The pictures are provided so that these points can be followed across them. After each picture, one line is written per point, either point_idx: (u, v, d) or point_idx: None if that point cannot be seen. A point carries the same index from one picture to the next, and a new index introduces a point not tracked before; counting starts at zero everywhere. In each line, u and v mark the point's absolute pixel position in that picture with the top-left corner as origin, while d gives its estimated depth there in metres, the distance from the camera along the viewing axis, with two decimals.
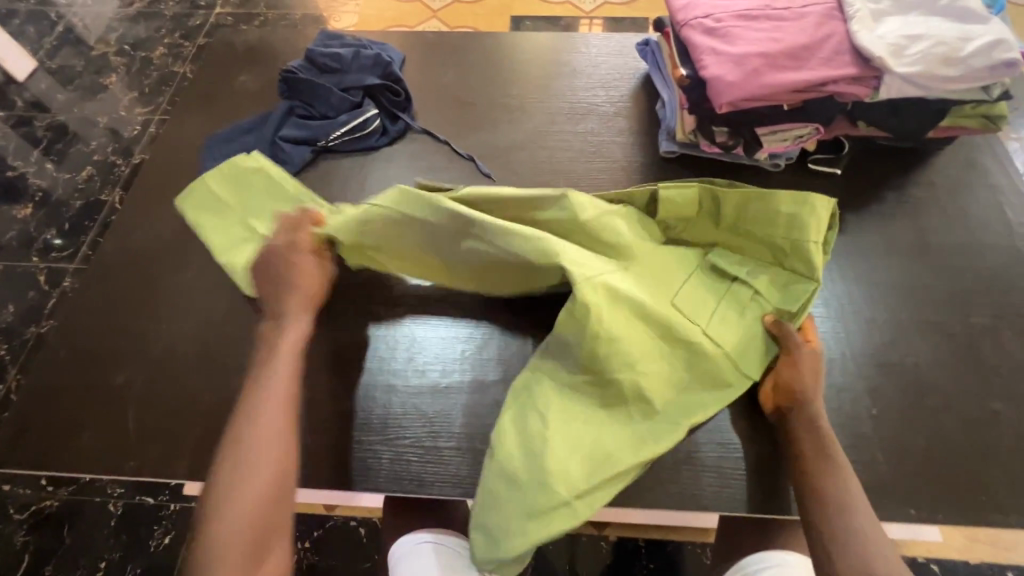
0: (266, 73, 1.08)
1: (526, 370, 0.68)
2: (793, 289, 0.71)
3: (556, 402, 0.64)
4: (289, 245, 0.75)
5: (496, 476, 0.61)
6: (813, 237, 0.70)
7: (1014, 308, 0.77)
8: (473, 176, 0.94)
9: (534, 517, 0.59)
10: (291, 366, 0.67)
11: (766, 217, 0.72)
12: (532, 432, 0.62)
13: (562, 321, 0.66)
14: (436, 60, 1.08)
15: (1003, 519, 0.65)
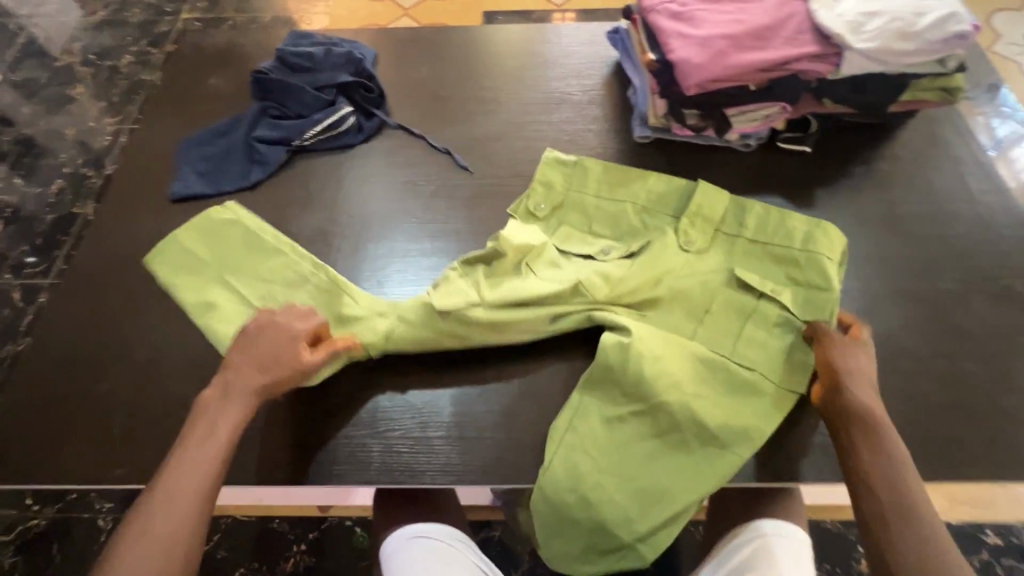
0: (238, 75, 1.07)
1: (573, 403, 0.70)
2: (812, 299, 0.72)
3: (598, 437, 0.68)
4: (290, 334, 0.69)
5: (555, 519, 0.66)
6: (827, 255, 0.74)
7: (979, 272, 0.80)
8: (451, 169, 0.94)
9: (599, 555, 0.66)
10: (252, 390, 0.66)
11: (782, 234, 0.77)
12: (572, 471, 0.66)
13: (598, 365, 0.70)
14: (409, 56, 1.09)
15: (977, 472, 0.68)
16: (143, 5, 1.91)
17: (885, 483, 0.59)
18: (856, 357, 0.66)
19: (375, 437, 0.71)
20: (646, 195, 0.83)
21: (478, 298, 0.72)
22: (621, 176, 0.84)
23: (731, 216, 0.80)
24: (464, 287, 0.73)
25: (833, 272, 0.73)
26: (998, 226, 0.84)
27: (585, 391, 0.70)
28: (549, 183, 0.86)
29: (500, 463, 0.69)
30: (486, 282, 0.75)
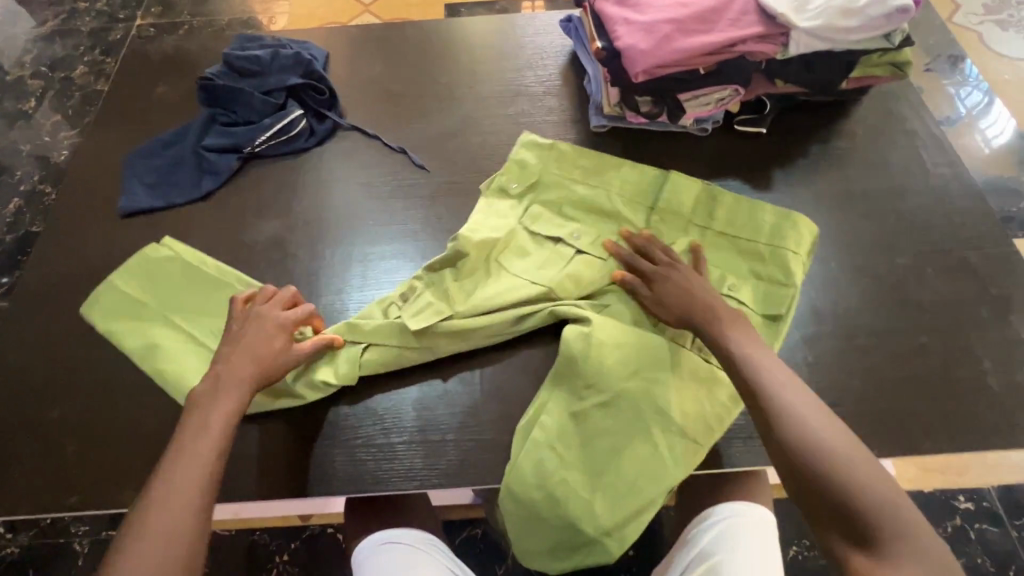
0: (185, 82, 1.04)
1: (541, 396, 0.69)
2: (774, 293, 0.73)
3: (566, 432, 0.67)
4: (274, 320, 0.69)
5: (521, 515, 0.65)
6: (794, 248, 0.75)
7: (933, 246, 0.81)
8: (407, 169, 0.93)
9: (569, 551, 0.65)
10: (243, 378, 0.65)
11: (754, 225, 0.77)
12: (540, 465, 0.65)
13: (562, 364, 0.69)
14: (361, 54, 1.06)
15: (935, 445, 0.68)
16: (95, 12, 1.85)
17: (778, 421, 0.60)
18: (688, 293, 0.70)
19: (339, 443, 0.70)
20: (620, 183, 0.82)
21: (450, 312, 0.73)
22: (598, 167, 0.84)
23: (701, 208, 0.79)
24: (438, 301, 0.73)
25: (795, 267, 0.74)
26: (952, 198, 0.85)
27: (552, 383, 0.69)
28: (524, 163, 0.85)
29: (464, 467, 0.69)
30: (454, 287, 0.75)
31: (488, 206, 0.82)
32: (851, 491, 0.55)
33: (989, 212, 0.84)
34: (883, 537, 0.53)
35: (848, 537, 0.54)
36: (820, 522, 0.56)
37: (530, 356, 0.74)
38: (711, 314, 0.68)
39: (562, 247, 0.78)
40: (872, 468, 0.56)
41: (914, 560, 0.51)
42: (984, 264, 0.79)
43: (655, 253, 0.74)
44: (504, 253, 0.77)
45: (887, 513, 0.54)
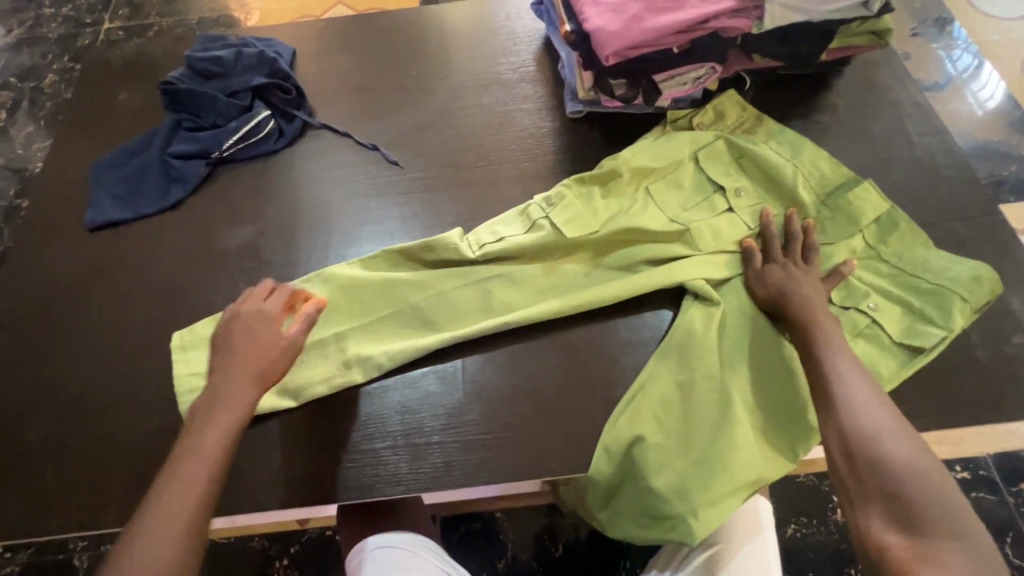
0: (148, 86, 1.01)
1: (650, 362, 0.70)
2: (922, 329, 0.69)
3: (665, 404, 0.67)
4: (258, 314, 0.68)
5: (607, 490, 0.68)
6: (965, 296, 0.68)
7: (919, 218, 0.79)
8: (380, 165, 0.90)
9: (652, 521, 0.65)
10: (246, 377, 0.64)
11: (922, 262, 0.72)
12: (637, 433, 0.66)
13: (678, 339, 0.70)
14: (329, 49, 1.03)
15: (927, 422, 0.67)
16: (61, 18, 1.80)
17: (840, 404, 0.59)
18: (789, 280, 0.69)
19: (336, 445, 0.69)
20: (810, 165, 0.79)
21: (597, 230, 0.76)
22: (796, 140, 0.81)
23: (875, 226, 0.75)
24: (589, 218, 0.76)
25: (956, 310, 0.68)
26: (938, 167, 0.83)
27: (660, 356, 0.70)
28: (721, 112, 0.83)
29: (447, 471, 0.67)
30: (600, 206, 0.78)
31: (666, 134, 0.82)
32: (903, 477, 0.53)
33: (976, 181, 0.82)
34: (926, 527, 0.51)
35: (890, 520, 0.52)
36: (859, 501, 0.55)
37: (514, 353, 0.73)
38: (801, 301, 0.67)
39: (716, 198, 0.78)
40: (928, 461, 0.55)
41: (960, 554, 0.49)
42: (970, 235, 0.78)
43: (794, 233, 0.72)
44: (661, 184, 0.79)
45: (935, 504, 0.52)
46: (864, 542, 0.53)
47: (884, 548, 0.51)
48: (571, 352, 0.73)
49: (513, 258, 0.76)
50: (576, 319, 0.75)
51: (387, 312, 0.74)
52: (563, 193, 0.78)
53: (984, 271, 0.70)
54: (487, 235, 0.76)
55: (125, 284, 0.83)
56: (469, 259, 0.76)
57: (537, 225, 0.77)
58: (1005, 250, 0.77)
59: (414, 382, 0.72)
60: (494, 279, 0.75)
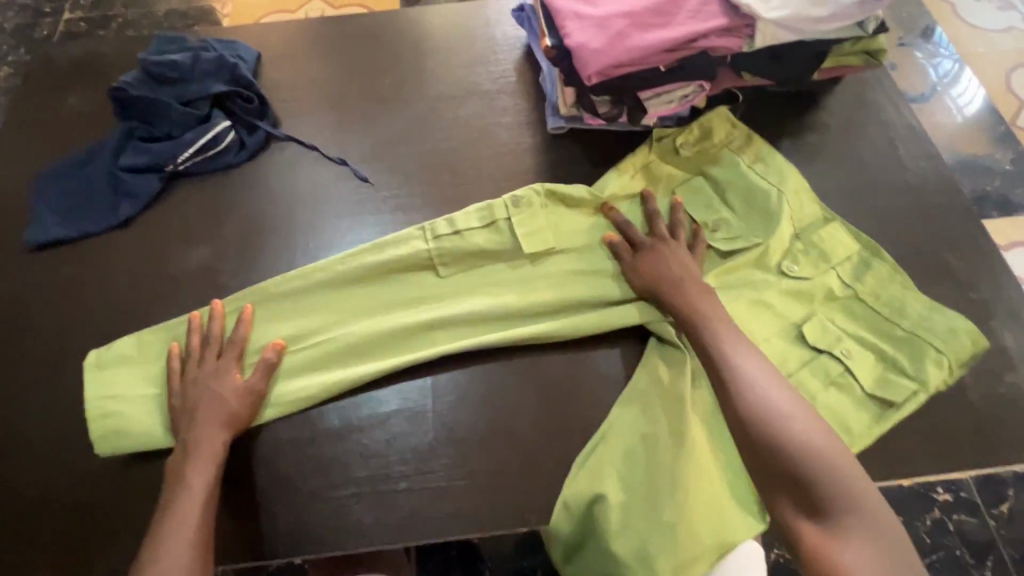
0: (99, 90, 0.93)
1: (612, 414, 0.67)
2: (894, 379, 0.67)
3: (630, 457, 0.65)
4: (215, 372, 0.66)
5: (572, 550, 0.66)
6: (939, 347, 0.67)
7: (910, 248, 0.77)
8: (349, 182, 0.85)
9: None
10: (217, 433, 0.63)
11: (898, 306, 0.70)
12: (597, 492, 0.63)
13: (642, 388, 0.68)
14: (296, 53, 0.96)
15: (916, 468, 0.65)
16: None
17: (737, 395, 0.60)
18: (664, 266, 0.69)
19: (287, 497, 0.64)
20: (795, 197, 0.76)
21: (555, 246, 0.74)
22: (781, 169, 0.77)
23: (848, 264, 0.73)
24: (547, 232, 0.74)
25: (929, 360, 0.67)
26: (929, 194, 0.80)
27: (622, 406, 0.67)
28: (708, 130, 0.79)
29: (411, 522, 0.63)
30: (564, 215, 0.75)
31: (646, 153, 0.78)
32: (805, 460, 0.56)
33: (967, 209, 0.79)
34: (832, 508, 0.54)
35: (799, 505, 0.55)
36: (773, 490, 0.57)
37: (486, 395, 0.68)
38: (683, 286, 0.68)
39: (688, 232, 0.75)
40: (823, 436, 0.57)
41: (860, 526, 0.53)
42: (960, 267, 0.75)
43: (677, 224, 0.73)
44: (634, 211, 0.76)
45: (838, 484, 0.55)
46: (787, 531, 0.55)
47: (802, 538, 0.54)
48: (547, 390, 0.68)
49: (473, 257, 0.73)
50: (553, 353, 0.71)
51: (328, 337, 0.70)
52: (531, 199, 0.74)
53: (962, 324, 0.68)
54: (442, 225, 0.73)
55: (66, 310, 0.76)
56: (427, 272, 0.73)
57: (499, 225, 0.74)
58: (996, 283, 0.75)
59: (377, 421, 0.67)
60: (446, 300, 0.72)
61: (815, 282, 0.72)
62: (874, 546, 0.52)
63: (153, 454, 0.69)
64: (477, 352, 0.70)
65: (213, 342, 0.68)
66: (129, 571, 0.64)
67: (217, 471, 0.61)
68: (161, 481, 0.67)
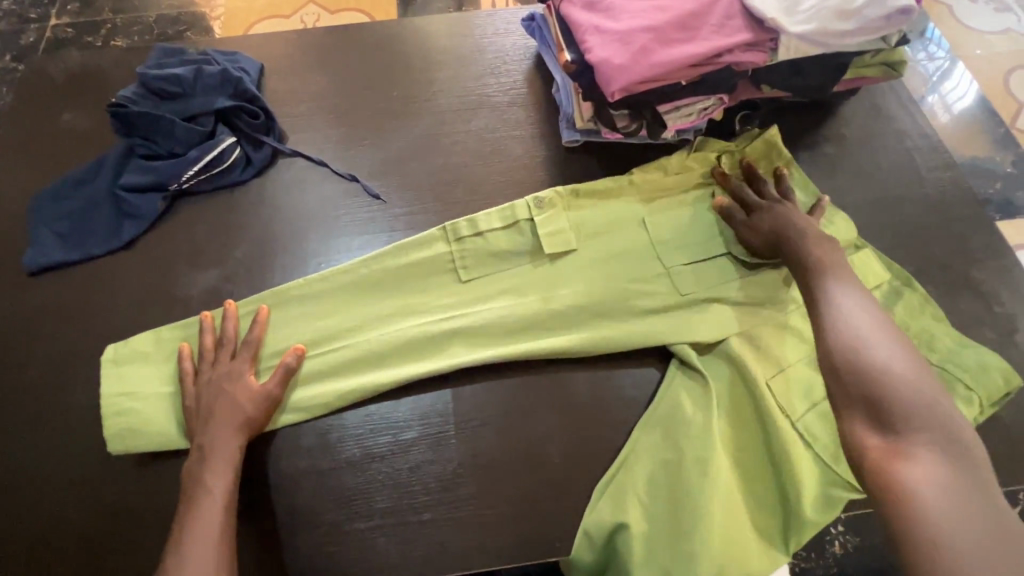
0: (96, 104, 0.90)
1: (634, 434, 0.65)
2: None
3: (653, 483, 0.63)
4: (229, 373, 0.64)
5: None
6: (968, 382, 0.65)
7: (933, 260, 0.76)
8: (360, 198, 0.83)
9: None
10: (234, 434, 0.61)
11: (924, 335, 0.68)
12: (620, 521, 0.61)
13: (663, 408, 0.66)
14: (300, 64, 0.94)
15: None
16: None
17: (829, 325, 0.59)
18: (786, 224, 0.68)
19: (311, 533, 0.62)
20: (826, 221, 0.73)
21: (576, 247, 0.72)
22: (805, 181, 0.76)
23: (878, 292, 0.71)
24: (570, 232, 0.72)
25: (957, 397, 0.64)
26: (948, 205, 0.80)
27: (643, 428, 0.66)
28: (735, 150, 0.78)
29: (442, 558, 0.61)
30: (588, 214, 0.74)
31: (667, 165, 0.77)
32: (884, 381, 0.53)
33: (987, 220, 0.79)
34: (902, 422, 0.50)
35: (871, 422, 0.52)
36: (845, 410, 0.54)
37: (510, 421, 0.67)
38: (805, 239, 0.66)
39: (713, 243, 0.73)
40: (914, 367, 0.54)
41: (936, 446, 0.48)
42: (981, 279, 0.75)
43: (790, 195, 0.72)
44: (658, 218, 0.74)
45: (924, 412, 0.50)
46: (847, 445, 0.53)
47: (865, 450, 0.51)
48: (573, 414, 0.67)
49: (493, 256, 0.72)
50: (576, 373, 0.69)
51: (338, 348, 0.68)
52: (554, 200, 0.73)
53: (991, 359, 0.66)
54: (464, 224, 0.72)
55: (68, 337, 0.74)
56: (448, 272, 0.72)
57: (519, 223, 0.73)
58: (1019, 297, 0.74)
59: (396, 450, 0.65)
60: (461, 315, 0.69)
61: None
62: (953, 473, 0.47)
63: (157, 455, 0.68)
64: (500, 375, 0.69)
65: (226, 339, 0.67)
66: None
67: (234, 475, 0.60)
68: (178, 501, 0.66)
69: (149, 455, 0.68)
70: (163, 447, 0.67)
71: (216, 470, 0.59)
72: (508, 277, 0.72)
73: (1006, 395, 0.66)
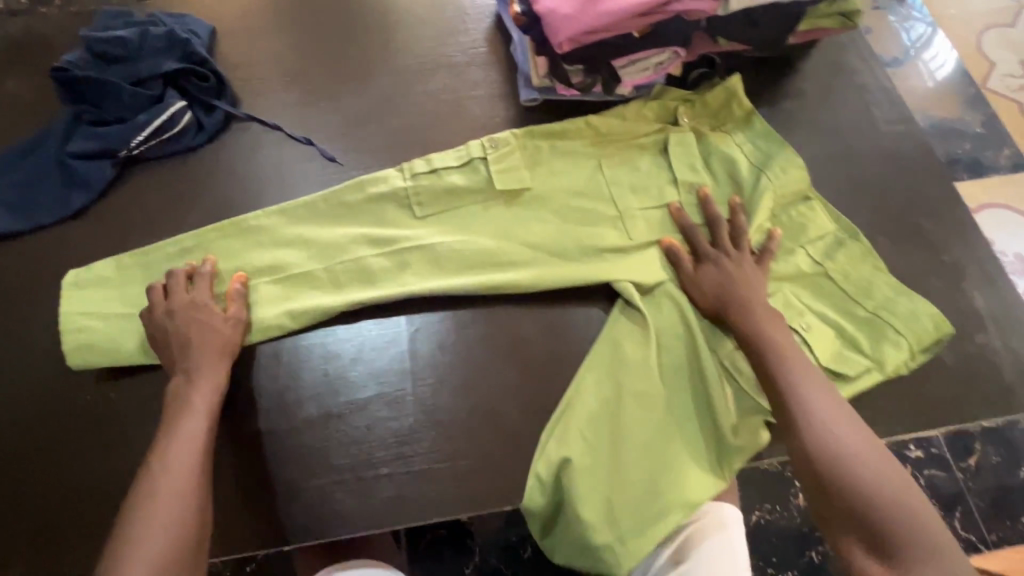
0: (42, 70, 0.87)
1: (581, 376, 0.66)
2: (849, 356, 0.67)
3: (598, 422, 0.64)
4: (200, 305, 0.65)
5: (538, 523, 0.64)
6: (900, 329, 0.67)
7: (886, 212, 0.77)
8: (316, 161, 0.81)
9: (584, 550, 0.62)
10: (214, 360, 0.63)
11: (866, 285, 0.69)
12: (564, 458, 0.62)
13: (609, 346, 0.67)
14: (255, 26, 0.91)
15: (891, 427, 0.66)
16: None
17: (803, 432, 0.58)
18: (731, 283, 0.66)
19: (271, 483, 0.63)
20: (780, 171, 0.73)
21: (527, 188, 0.73)
22: (768, 132, 0.76)
23: (820, 243, 0.72)
24: (523, 171, 0.73)
25: (888, 341, 0.67)
26: (903, 158, 0.80)
27: (589, 370, 0.66)
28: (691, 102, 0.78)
29: (397, 506, 0.62)
30: (544, 166, 0.74)
31: (621, 114, 0.76)
32: (863, 498, 0.54)
33: (941, 172, 0.80)
34: (888, 541, 0.52)
35: (867, 547, 0.53)
36: (835, 525, 0.55)
37: (467, 376, 0.67)
38: (755, 306, 0.64)
39: (667, 188, 0.74)
40: (876, 460, 0.56)
41: (926, 564, 0.51)
42: (933, 228, 0.76)
43: (740, 232, 0.69)
44: (612, 168, 0.74)
45: (910, 530, 0.52)
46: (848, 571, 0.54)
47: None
48: (528, 369, 0.68)
49: (448, 197, 0.72)
50: (530, 327, 0.69)
51: (296, 304, 0.68)
52: (510, 139, 0.73)
53: (928, 310, 0.67)
54: (420, 162, 0.72)
55: (21, 304, 0.73)
56: (403, 208, 0.72)
57: (474, 163, 0.73)
58: (967, 246, 0.75)
59: (348, 400, 0.66)
60: (419, 272, 0.70)
61: (786, 264, 0.70)
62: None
63: (114, 373, 0.69)
64: (456, 329, 0.69)
65: (195, 274, 0.68)
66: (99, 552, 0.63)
67: (216, 398, 0.62)
68: (136, 438, 0.67)
69: (106, 371, 0.70)
70: (122, 362, 0.69)
71: (202, 392, 0.61)
72: (465, 232, 0.71)
73: (939, 342, 0.68)
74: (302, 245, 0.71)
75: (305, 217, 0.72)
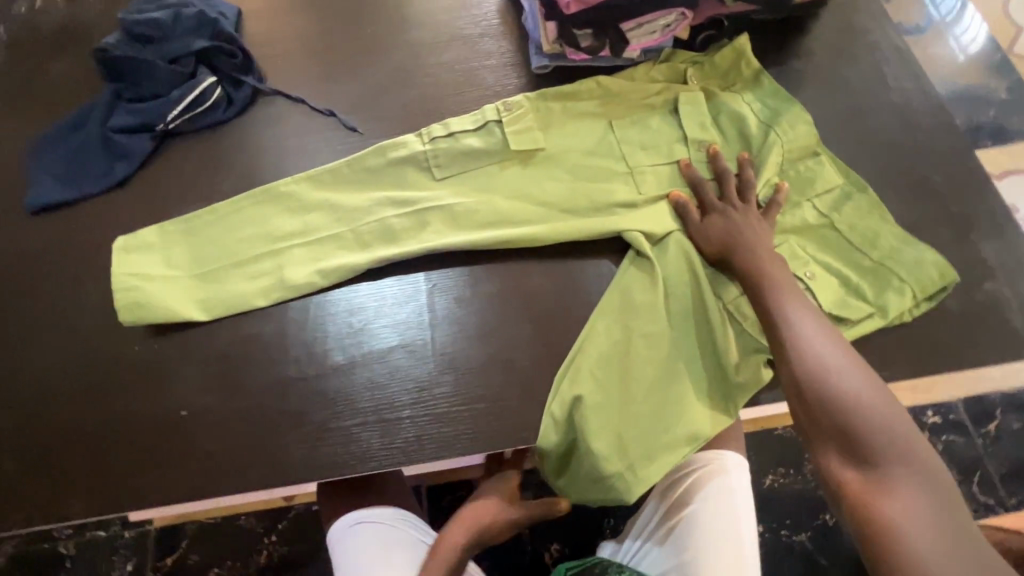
0: (84, 53, 0.93)
1: (592, 321, 0.69)
2: (854, 303, 0.68)
3: (608, 364, 0.67)
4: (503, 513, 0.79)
5: (553, 461, 0.67)
6: (903, 277, 0.68)
7: (896, 167, 0.77)
8: (337, 132, 0.86)
9: (595, 482, 0.65)
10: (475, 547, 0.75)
11: (871, 235, 0.71)
12: (575, 397, 0.66)
13: (618, 292, 0.70)
14: (278, 7, 0.95)
15: (894, 373, 0.67)
16: None
17: (792, 350, 0.59)
18: (736, 230, 0.68)
19: (305, 421, 0.68)
20: (787, 127, 0.75)
21: (538, 149, 0.75)
22: (777, 91, 0.77)
23: (828, 197, 0.73)
24: (537, 132, 0.76)
25: (890, 289, 0.68)
26: (914, 114, 0.81)
27: (600, 317, 0.69)
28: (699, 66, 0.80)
29: (420, 445, 0.66)
30: (555, 128, 0.77)
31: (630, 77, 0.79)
32: (851, 411, 0.54)
33: (952, 127, 0.80)
34: (871, 451, 0.53)
35: (845, 458, 0.54)
36: (818, 443, 0.56)
37: (483, 326, 0.71)
38: (758, 251, 0.66)
39: (677, 146, 0.76)
40: (866, 380, 0.56)
41: (907, 474, 0.51)
42: (942, 182, 0.77)
43: (748, 187, 0.71)
44: (620, 129, 0.76)
45: (891, 441, 0.53)
46: (827, 482, 0.55)
47: (845, 488, 0.53)
48: (540, 319, 0.71)
49: (465, 158, 0.76)
50: (542, 280, 0.73)
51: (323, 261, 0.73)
52: (522, 103, 0.76)
53: (930, 257, 0.69)
54: (437, 127, 0.76)
55: (73, 266, 0.79)
56: (423, 170, 0.76)
57: (488, 126, 0.76)
58: (978, 199, 0.76)
59: (372, 346, 0.71)
60: (436, 229, 0.73)
61: (793, 216, 0.72)
62: (919, 489, 0.50)
63: (159, 330, 0.73)
64: (472, 284, 0.73)
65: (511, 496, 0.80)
66: (147, 491, 0.68)
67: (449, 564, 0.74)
68: (177, 388, 0.71)
69: (152, 327, 0.74)
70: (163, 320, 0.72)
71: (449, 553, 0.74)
72: (480, 192, 0.75)
73: (941, 291, 0.69)
74: (326, 207, 0.75)
75: (330, 181, 0.77)
